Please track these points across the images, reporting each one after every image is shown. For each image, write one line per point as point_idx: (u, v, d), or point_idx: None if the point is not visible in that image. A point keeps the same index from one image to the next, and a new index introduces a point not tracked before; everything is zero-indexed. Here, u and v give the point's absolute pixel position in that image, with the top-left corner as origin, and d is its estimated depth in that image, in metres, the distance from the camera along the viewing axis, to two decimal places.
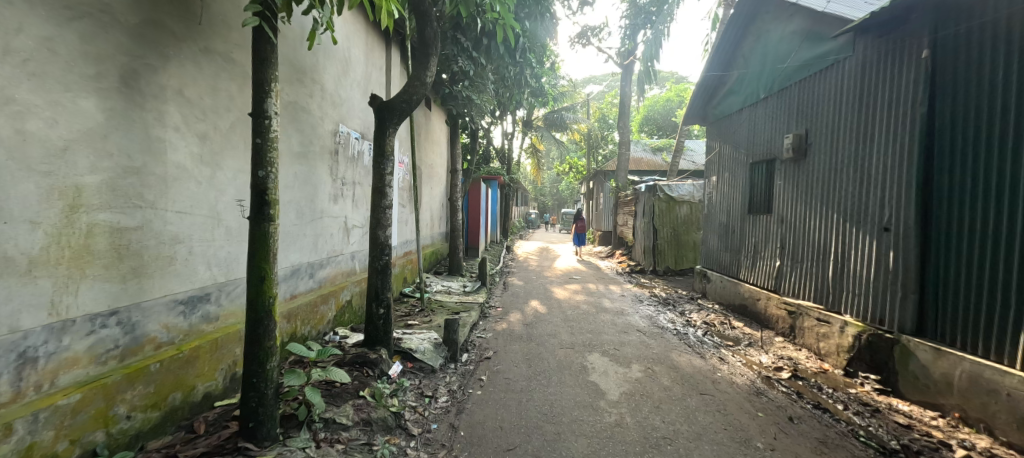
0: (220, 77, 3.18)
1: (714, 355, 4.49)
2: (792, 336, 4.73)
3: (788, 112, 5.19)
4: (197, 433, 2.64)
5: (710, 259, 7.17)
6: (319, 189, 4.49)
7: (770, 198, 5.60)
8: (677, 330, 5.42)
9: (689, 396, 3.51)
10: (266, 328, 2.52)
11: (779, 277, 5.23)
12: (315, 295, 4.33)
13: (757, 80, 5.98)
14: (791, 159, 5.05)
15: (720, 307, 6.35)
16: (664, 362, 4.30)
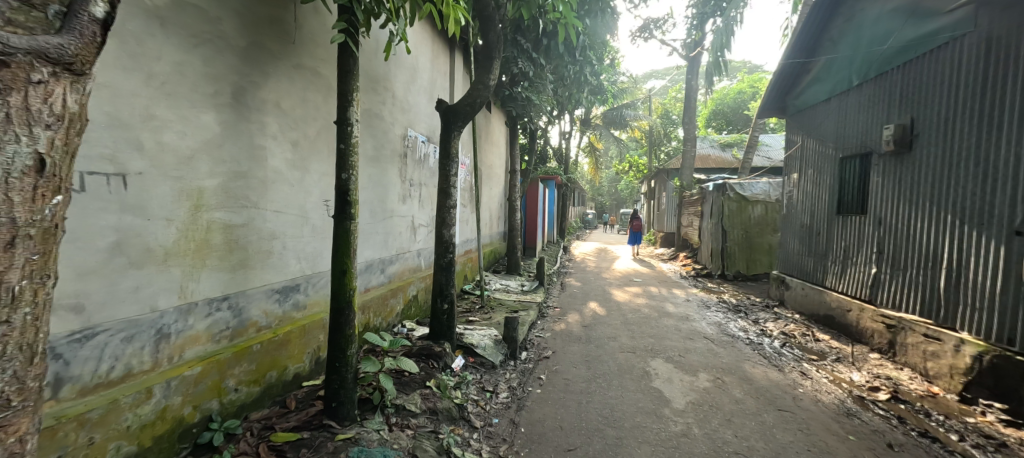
0: (309, 90, 3.56)
1: (795, 369, 4.28)
2: (891, 353, 4.37)
3: (889, 99, 4.79)
4: (289, 408, 3.01)
5: (790, 264, 6.75)
6: (390, 190, 4.84)
7: (864, 196, 5.19)
8: (750, 339, 5.20)
9: (766, 411, 3.38)
10: (347, 317, 2.81)
11: (875, 286, 4.83)
12: (385, 289, 4.67)
13: (848, 66, 5.56)
14: (891, 153, 4.66)
15: (800, 317, 5.99)
16: (735, 372, 4.16)
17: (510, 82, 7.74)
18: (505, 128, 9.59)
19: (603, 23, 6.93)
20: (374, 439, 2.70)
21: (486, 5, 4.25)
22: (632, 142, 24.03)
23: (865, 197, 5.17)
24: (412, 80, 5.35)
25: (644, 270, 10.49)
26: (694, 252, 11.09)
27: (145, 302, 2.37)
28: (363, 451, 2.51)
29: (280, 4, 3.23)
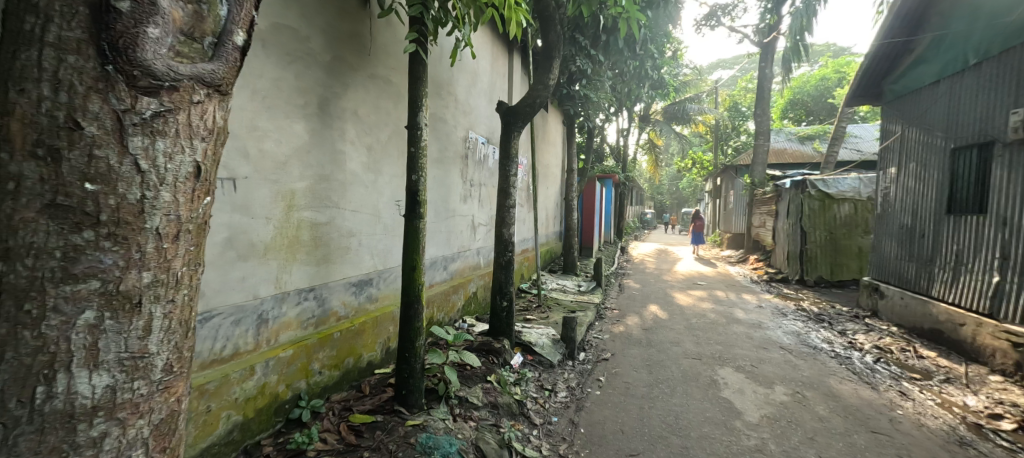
0: (382, 97, 3.84)
1: (891, 387, 3.96)
2: (1016, 376, 3.89)
3: (1018, 81, 4.27)
4: (364, 392, 3.27)
5: (886, 269, 6.19)
6: (452, 191, 5.06)
7: (984, 192, 4.66)
8: (836, 352, 4.86)
9: (856, 432, 3.18)
10: (415, 310, 3.00)
11: (998, 297, 4.33)
12: (447, 285, 4.89)
13: (963, 44, 5.02)
14: (1020, 141, 4.16)
15: (899, 330, 5.47)
16: (817, 387, 3.92)
17: (568, 81, 7.74)
18: (561, 126, 9.60)
19: (666, 14, 6.74)
20: (440, 427, 2.85)
21: (546, 6, 4.33)
22: (696, 137, 22.99)
23: (985, 194, 4.65)
24: (473, 83, 5.53)
25: (709, 273, 10.05)
26: (766, 255, 10.44)
27: (249, 290, 2.70)
28: (431, 438, 2.69)
29: (357, 20, 3.51)
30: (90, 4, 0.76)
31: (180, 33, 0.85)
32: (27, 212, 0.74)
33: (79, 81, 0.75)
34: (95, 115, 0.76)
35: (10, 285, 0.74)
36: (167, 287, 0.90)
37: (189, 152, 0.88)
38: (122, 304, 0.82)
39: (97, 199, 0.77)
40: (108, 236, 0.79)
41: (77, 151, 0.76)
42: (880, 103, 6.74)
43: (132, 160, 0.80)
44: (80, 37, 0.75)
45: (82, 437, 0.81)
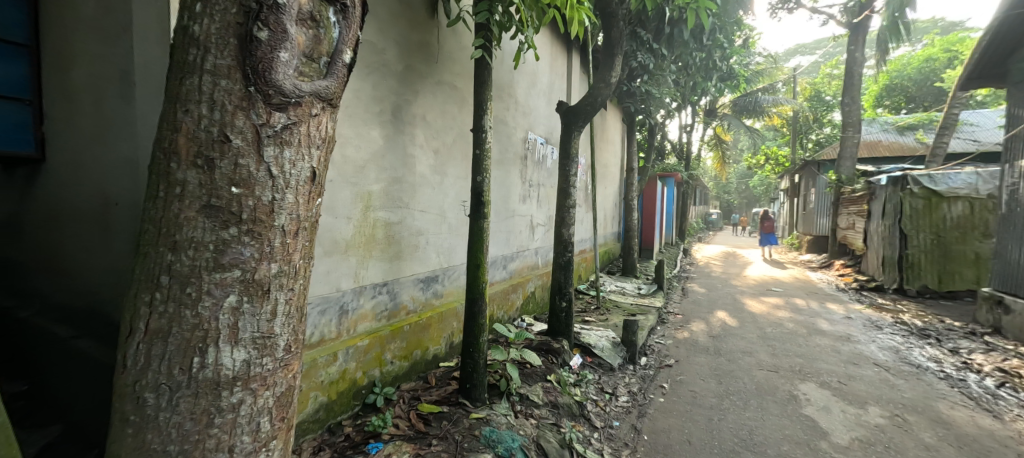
0: (448, 102, 4.00)
1: (1017, 418, 3.49)
2: None
3: None
4: (430, 383, 3.44)
5: (1012, 280, 5.43)
6: (512, 191, 5.15)
7: None
8: (946, 373, 4.36)
9: None
10: (479, 306, 3.07)
11: None
12: (506, 284, 4.99)
13: None
14: None
15: None
16: (922, 412, 3.56)
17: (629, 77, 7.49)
18: (620, 124, 9.40)
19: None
20: (503, 423, 2.92)
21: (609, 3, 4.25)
22: (770, 129, 21.41)
23: None
24: (534, 85, 5.58)
25: (785, 279, 9.36)
26: (855, 261, 9.52)
27: (333, 283, 2.94)
28: (494, 431, 2.77)
29: (426, 29, 3.68)
30: (238, 35, 0.89)
31: (303, 55, 0.96)
32: (189, 211, 0.89)
33: (229, 101, 0.88)
34: (240, 129, 0.89)
35: (176, 271, 0.89)
36: (289, 276, 1.02)
37: (308, 159, 0.99)
38: (256, 290, 0.95)
39: (239, 201, 0.90)
40: (246, 232, 0.92)
41: (226, 160, 0.89)
42: (1009, 83, 5.89)
43: (266, 167, 0.92)
44: (230, 64, 0.88)
45: (223, 402, 0.95)
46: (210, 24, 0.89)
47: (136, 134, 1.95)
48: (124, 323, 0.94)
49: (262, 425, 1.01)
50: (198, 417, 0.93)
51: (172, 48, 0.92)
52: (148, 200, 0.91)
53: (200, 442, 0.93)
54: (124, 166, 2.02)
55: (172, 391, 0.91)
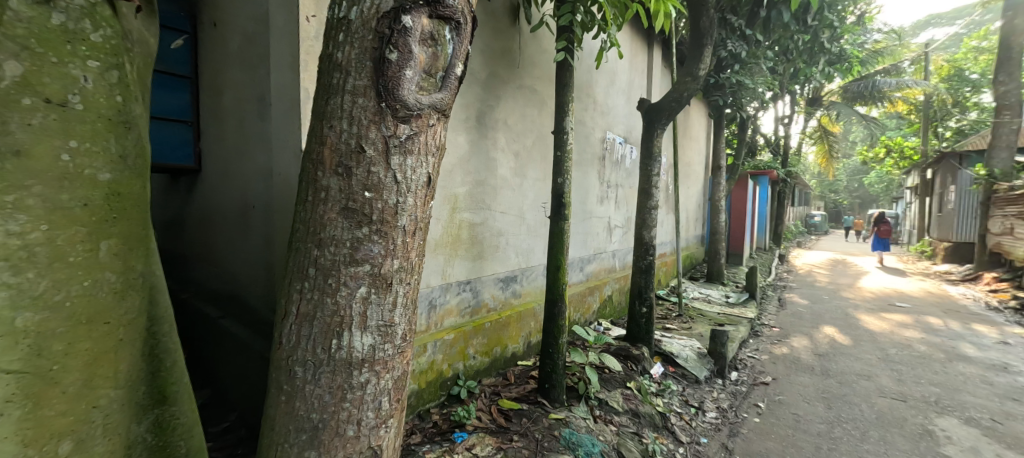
0: (529, 106, 4.06)
1: None
2: None
3: None
4: (510, 381, 3.52)
5: None
6: (590, 192, 5.08)
7: None
8: None
9: None
10: (559, 308, 3.01)
11: None
12: (583, 287, 4.94)
13: None
14: None
15: None
16: None
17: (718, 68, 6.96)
18: (704, 120, 8.85)
19: None
20: (582, 427, 2.90)
21: None
22: (894, 115, 18.64)
23: None
24: (615, 84, 5.47)
25: (914, 293, 8.14)
26: (1012, 274, 8.01)
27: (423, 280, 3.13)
28: (574, 434, 2.79)
29: (509, 36, 3.76)
30: (373, 58, 1.00)
31: (423, 72, 1.03)
32: (331, 213, 1.02)
33: (365, 116, 1.00)
34: (373, 141, 1.00)
35: (320, 263, 1.04)
36: (408, 271, 1.12)
37: (425, 165, 1.08)
38: (382, 283, 1.07)
39: (371, 203, 1.01)
40: (375, 231, 1.03)
41: (361, 167, 1.01)
42: None
43: (393, 173, 1.02)
44: (366, 84, 1.00)
45: (355, 380, 1.08)
46: (351, 50, 1.01)
47: (271, 151, 2.26)
48: (280, 306, 1.11)
49: (383, 404, 1.13)
50: (335, 391, 1.07)
51: (319, 72, 1.06)
52: (300, 203, 1.07)
53: (336, 413, 1.08)
54: (259, 174, 2.34)
55: (316, 366, 1.06)
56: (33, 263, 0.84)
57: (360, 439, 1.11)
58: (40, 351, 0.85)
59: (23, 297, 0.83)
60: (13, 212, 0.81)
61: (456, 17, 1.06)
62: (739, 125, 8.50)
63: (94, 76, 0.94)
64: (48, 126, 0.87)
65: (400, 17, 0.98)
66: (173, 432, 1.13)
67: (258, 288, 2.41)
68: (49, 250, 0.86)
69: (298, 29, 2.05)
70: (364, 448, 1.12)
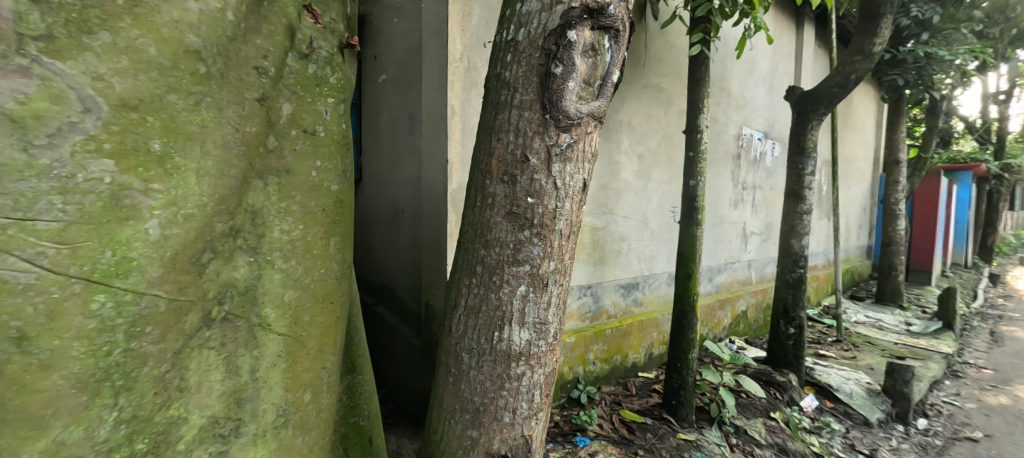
0: (653, 107, 3.57)
1: None
2: None
3: None
4: (631, 391, 3.18)
5: None
6: (721, 195, 3.98)
7: None
8: None
9: None
10: (690, 320, 2.65)
11: None
12: (713, 300, 3.87)
13: None
14: None
15: None
16: None
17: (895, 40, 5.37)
18: (873, 104, 7.09)
19: None
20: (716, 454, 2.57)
21: None
22: None
23: None
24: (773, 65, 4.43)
25: None
26: None
27: None
28: None
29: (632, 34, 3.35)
30: (540, 74, 1.05)
31: (583, 81, 1.05)
32: (497, 216, 1.11)
33: (529, 128, 1.06)
34: (537, 151, 1.06)
35: (487, 262, 1.14)
36: (562, 273, 1.17)
37: (582, 172, 1.12)
38: (539, 283, 1.14)
39: (533, 208, 1.08)
40: (535, 235, 1.10)
41: (525, 176, 1.07)
42: None
43: (553, 180, 1.08)
44: (532, 99, 1.05)
45: (512, 372, 1.17)
46: (518, 68, 1.07)
47: (421, 163, 2.53)
48: (449, 299, 1.24)
49: (535, 397, 1.21)
50: (494, 379, 1.18)
51: (487, 89, 1.16)
52: (468, 207, 1.19)
53: (495, 399, 1.18)
54: (411, 182, 2.65)
55: (479, 355, 1.18)
56: (295, 252, 0.98)
57: (514, 426, 1.20)
58: (296, 320, 0.98)
59: (288, 279, 0.97)
60: (284, 214, 0.96)
61: (616, 26, 1.07)
62: (925, 108, 6.80)
63: (334, 110, 1.04)
64: (305, 151, 0.99)
65: (566, 33, 1.02)
66: (360, 396, 1.38)
67: (406, 283, 2.76)
68: (303, 244, 0.99)
69: (447, 52, 2.26)
70: (517, 436, 1.21)
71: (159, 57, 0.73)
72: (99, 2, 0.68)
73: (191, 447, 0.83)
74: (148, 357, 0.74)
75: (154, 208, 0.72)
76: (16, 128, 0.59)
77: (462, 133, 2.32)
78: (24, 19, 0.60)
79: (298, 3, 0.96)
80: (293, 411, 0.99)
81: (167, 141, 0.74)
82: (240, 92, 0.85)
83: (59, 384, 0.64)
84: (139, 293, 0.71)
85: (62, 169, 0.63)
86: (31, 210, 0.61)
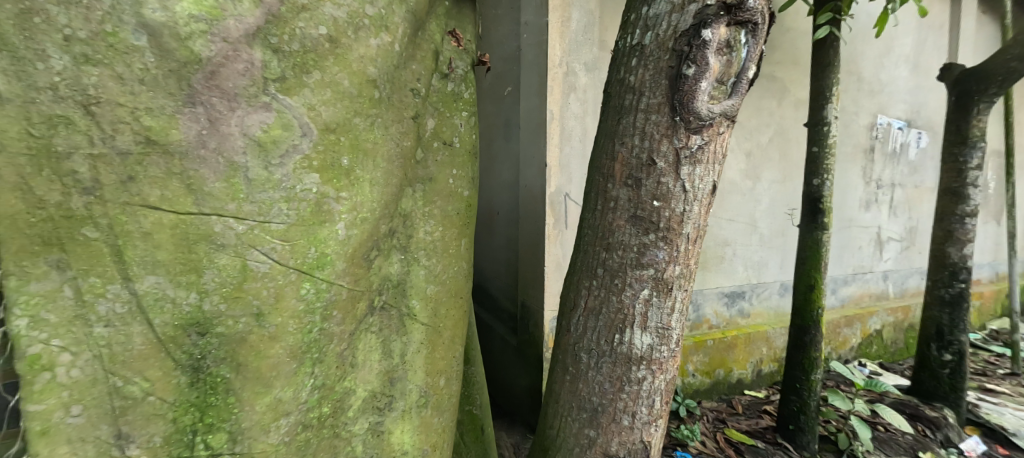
0: (763, 98, 3.00)
1: None
2: None
3: None
4: (737, 410, 2.76)
5: None
6: (851, 196, 3.45)
7: None
8: None
9: None
10: (814, 337, 2.16)
11: None
12: (839, 315, 3.37)
13: None
14: None
15: None
16: None
17: None
18: None
19: None
20: None
21: None
22: None
23: None
24: (927, 36, 3.59)
25: None
26: None
27: None
28: None
29: None
30: (670, 76, 1.03)
31: (716, 81, 1.00)
32: (620, 220, 1.12)
33: (657, 131, 1.05)
34: (664, 154, 1.05)
35: (608, 264, 1.15)
36: (687, 278, 1.14)
37: (712, 174, 1.08)
38: (663, 287, 1.12)
39: (659, 212, 1.07)
40: (661, 238, 1.08)
41: (652, 179, 1.07)
42: None
43: (682, 183, 1.06)
44: (660, 101, 1.04)
45: (633, 375, 1.17)
46: (644, 72, 1.07)
47: (519, 167, 2.57)
48: (567, 299, 1.28)
49: (655, 403, 1.20)
50: (614, 381, 1.18)
51: (609, 95, 1.18)
52: (589, 210, 1.21)
53: (614, 401, 1.19)
54: (508, 185, 2.72)
55: (599, 356, 1.19)
56: (436, 251, 1.10)
57: (634, 430, 1.20)
58: (436, 312, 1.10)
59: (430, 274, 1.09)
60: (427, 217, 1.08)
61: (755, 18, 1.00)
62: None
63: (468, 122, 1.14)
64: (445, 161, 1.10)
65: (700, 32, 0.98)
66: (473, 386, 1.48)
67: (501, 283, 2.85)
68: (442, 243, 1.10)
69: (549, 59, 2.31)
70: (636, 440, 1.21)
71: (350, 87, 0.85)
72: (315, 47, 0.81)
73: (358, 414, 0.98)
74: (334, 336, 0.89)
75: (342, 212, 0.86)
76: (262, 151, 0.77)
77: (561, 137, 2.35)
78: (269, 66, 0.76)
79: (444, 30, 1.08)
80: (431, 393, 1.10)
81: (353, 157, 0.87)
82: (401, 113, 0.97)
83: (281, 352, 0.81)
84: (331, 283, 0.85)
85: (288, 181, 0.79)
86: (269, 214, 0.78)
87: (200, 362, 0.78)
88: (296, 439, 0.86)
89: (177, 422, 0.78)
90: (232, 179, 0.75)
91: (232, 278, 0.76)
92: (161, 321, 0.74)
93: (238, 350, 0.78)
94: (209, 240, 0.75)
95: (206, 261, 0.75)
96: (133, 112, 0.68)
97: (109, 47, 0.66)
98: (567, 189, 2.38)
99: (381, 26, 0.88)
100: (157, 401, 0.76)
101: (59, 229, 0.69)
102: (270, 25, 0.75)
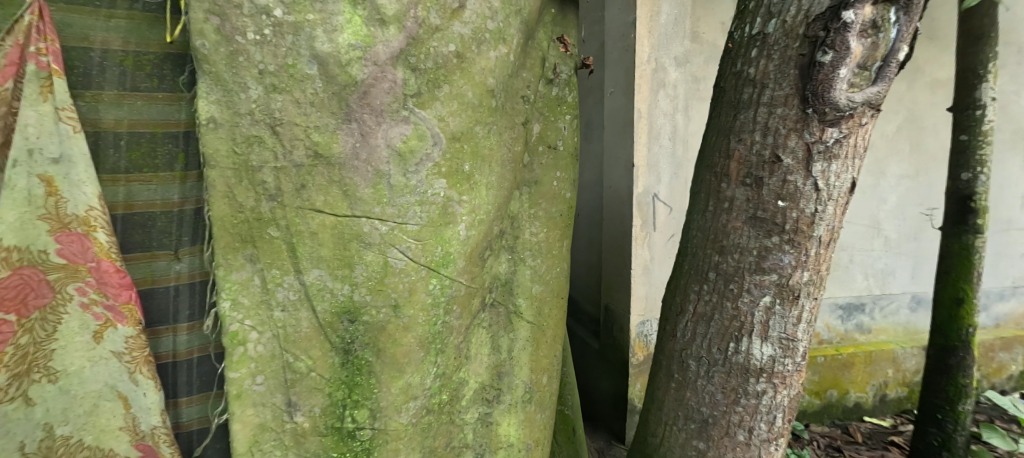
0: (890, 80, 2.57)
1: None
2: None
3: None
4: (856, 439, 2.44)
5: None
6: (1013, 192, 2.84)
7: None
8: None
9: None
10: (962, 360, 1.79)
11: None
12: (993, 337, 2.83)
13: None
14: None
15: None
16: None
17: None
18: None
19: None
20: None
21: None
22: None
23: None
24: None
25: None
26: None
27: None
28: None
29: None
30: (800, 65, 0.94)
31: (857, 66, 0.89)
32: (737, 222, 1.06)
33: (784, 125, 0.96)
34: (792, 150, 0.96)
35: (722, 269, 1.09)
36: (816, 285, 1.04)
37: (850, 170, 0.98)
38: (788, 294, 1.03)
39: (784, 213, 0.99)
40: (786, 241, 1.00)
41: (776, 177, 0.99)
42: None
43: (813, 181, 0.96)
44: (788, 93, 0.96)
45: (750, 387, 1.09)
46: (768, 63, 1.00)
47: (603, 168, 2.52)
48: (674, 303, 1.23)
49: (776, 420, 1.11)
50: (727, 392, 1.12)
51: (724, 89, 1.12)
52: (700, 211, 1.15)
53: (727, 414, 1.12)
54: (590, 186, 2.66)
55: (710, 365, 1.13)
56: (541, 251, 1.13)
57: (750, 447, 1.12)
58: (541, 311, 1.14)
59: (535, 274, 1.12)
60: (534, 219, 1.11)
61: None
62: None
63: (571, 125, 1.15)
64: (550, 163, 1.13)
65: (839, 13, 0.87)
66: (566, 386, 1.49)
67: (582, 284, 2.80)
68: (547, 244, 1.13)
69: (635, 56, 2.22)
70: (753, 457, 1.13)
71: (473, 98, 0.91)
72: (444, 63, 0.88)
73: (471, 403, 1.04)
74: (454, 329, 0.96)
75: (464, 214, 0.93)
76: (402, 160, 0.86)
77: (650, 136, 2.26)
78: (408, 84, 0.85)
79: (552, 37, 1.11)
80: (536, 390, 1.13)
81: (473, 164, 0.93)
82: (513, 119, 1.01)
83: (412, 342, 0.90)
84: (452, 281, 0.93)
85: (422, 187, 0.88)
86: (405, 216, 0.87)
87: (349, 345, 0.88)
88: (421, 421, 0.94)
89: (331, 397, 0.89)
90: (378, 185, 0.85)
91: (376, 273, 0.86)
92: (322, 308, 0.86)
93: (378, 336, 0.88)
94: (360, 240, 0.85)
95: (356, 257, 0.85)
96: (306, 130, 0.80)
97: (290, 77, 0.77)
98: (660, 190, 2.29)
99: (499, 38, 0.93)
100: (317, 377, 0.88)
101: (252, 229, 0.83)
102: (410, 47, 0.84)
